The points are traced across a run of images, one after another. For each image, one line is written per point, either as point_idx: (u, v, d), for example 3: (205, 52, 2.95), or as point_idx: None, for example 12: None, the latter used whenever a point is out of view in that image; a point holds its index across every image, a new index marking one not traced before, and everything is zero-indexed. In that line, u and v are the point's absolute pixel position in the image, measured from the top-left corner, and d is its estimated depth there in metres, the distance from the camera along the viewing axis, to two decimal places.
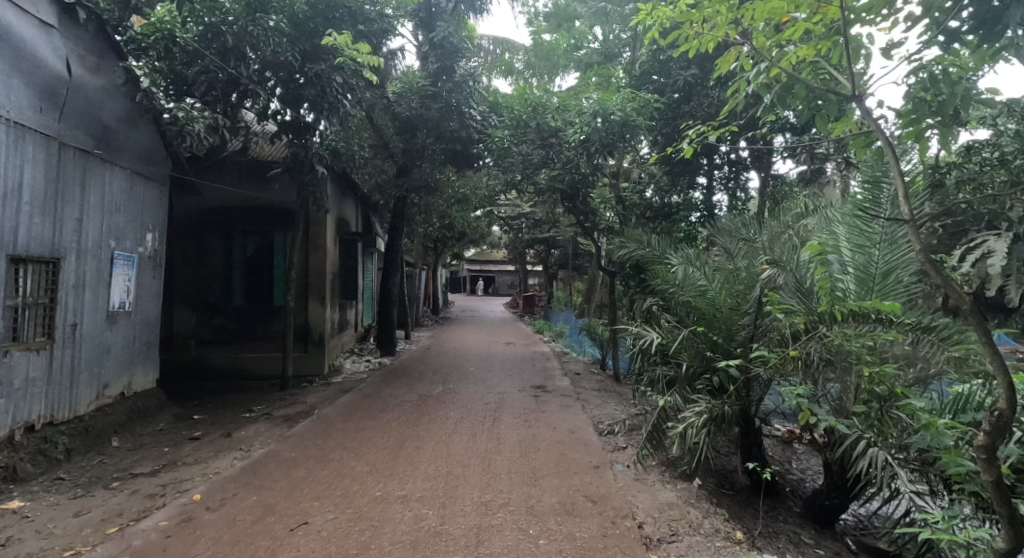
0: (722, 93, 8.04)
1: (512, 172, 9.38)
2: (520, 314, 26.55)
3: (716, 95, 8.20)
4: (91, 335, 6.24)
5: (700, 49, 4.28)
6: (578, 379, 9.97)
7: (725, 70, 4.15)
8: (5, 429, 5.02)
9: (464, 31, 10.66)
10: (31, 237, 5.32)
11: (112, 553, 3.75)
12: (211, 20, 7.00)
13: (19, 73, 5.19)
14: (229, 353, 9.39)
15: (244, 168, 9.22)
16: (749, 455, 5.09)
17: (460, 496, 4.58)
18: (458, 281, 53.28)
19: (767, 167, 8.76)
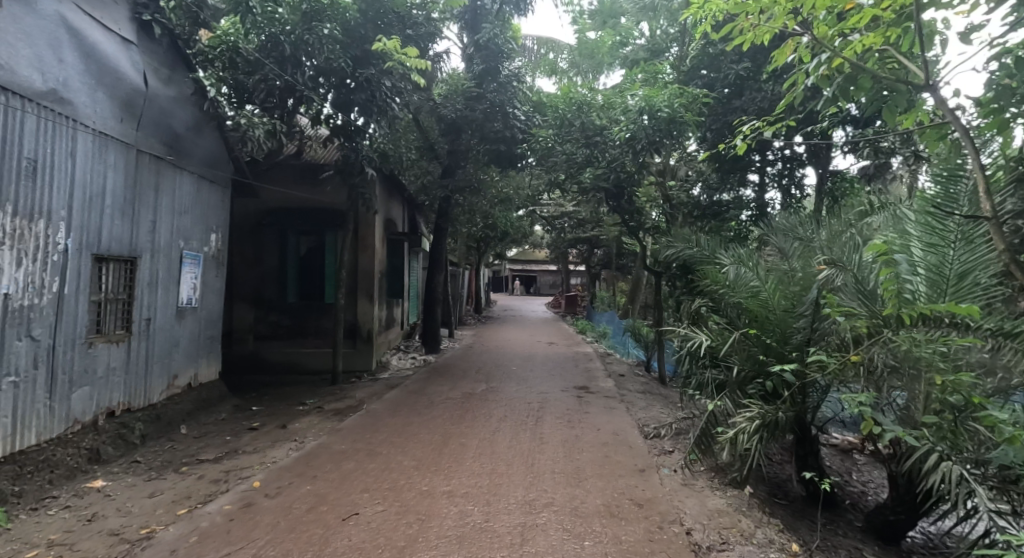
0: (777, 87, 7.71)
1: (556, 171, 9.31)
2: (562, 314, 26.34)
3: (769, 89, 7.86)
4: (163, 329, 6.52)
5: (755, 42, 4.11)
6: (622, 381, 9.80)
7: (782, 63, 3.97)
8: (90, 413, 5.29)
9: (509, 31, 10.65)
10: (112, 237, 5.59)
11: (183, 533, 3.89)
12: (271, 30, 7.30)
13: (103, 86, 5.46)
14: (283, 348, 9.66)
15: (298, 170, 9.51)
16: (805, 465, 4.89)
17: (505, 494, 4.55)
18: (499, 280, 53.46)
19: (824, 162, 8.36)
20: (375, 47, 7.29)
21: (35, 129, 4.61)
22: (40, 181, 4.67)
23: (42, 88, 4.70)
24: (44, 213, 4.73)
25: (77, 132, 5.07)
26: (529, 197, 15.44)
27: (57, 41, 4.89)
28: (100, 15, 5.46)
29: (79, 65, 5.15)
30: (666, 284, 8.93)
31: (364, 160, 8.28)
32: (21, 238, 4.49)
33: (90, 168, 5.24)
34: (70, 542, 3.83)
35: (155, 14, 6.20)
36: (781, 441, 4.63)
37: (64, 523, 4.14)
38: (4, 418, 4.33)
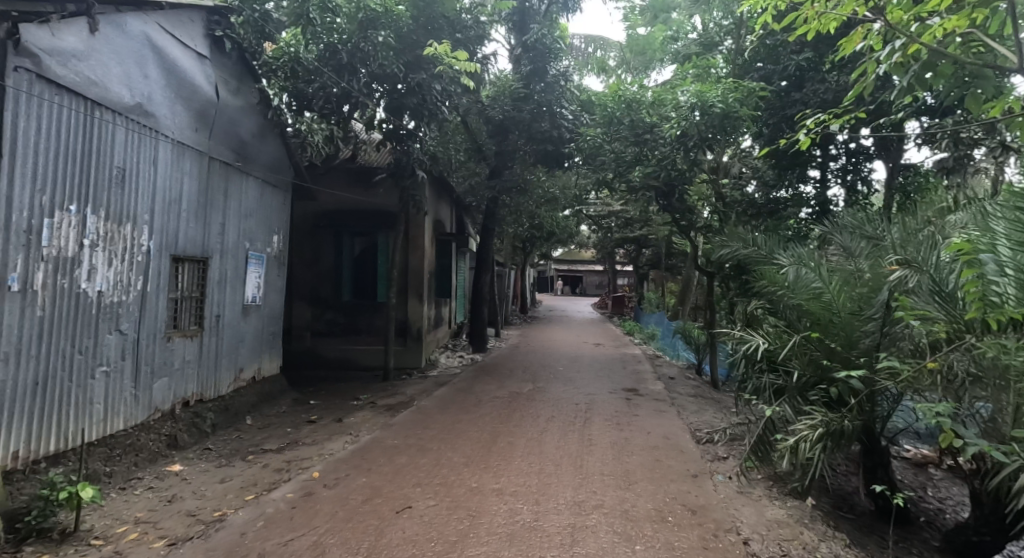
0: (844, 77, 7.27)
1: (605, 170, 9.17)
2: (609, 315, 25.97)
3: (835, 79, 7.45)
4: (231, 325, 6.78)
5: (821, 31, 3.91)
6: (672, 384, 9.55)
7: (850, 53, 3.76)
8: (167, 403, 5.55)
9: (557, 31, 10.57)
10: (188, 238, 5.83)
11: (251, 518, 4.01)
12: (328, 39, 7.52)
13: (181, 98, 5.70)
14: (338, 344, 9.90)
15: (352, 174, 9.71)
16: (873, 477, 4.63)
17: (554, 494, 4.49)
18: (545, 280, 53.44)
19: (895, 155, 7.96)
20: (425, 52, 7.36)
21: (124, 140, 4.81)
22: (128, 187, 4.87)
23: (131, 103, 4.92)
24: (131, 216, 4.93)
25: (159, 141, 5.29)
26: (575, 197, 15.36)
27: (143, 58, 5.12)
28: (179, 33, 5.70)
29: (162, 80, 5.40)
30: (718, 285, 8.63)
31: (415, 163, 8.46)
32: (111, 239, 4.68)
33: (169, 175, 5.46)
34: (154, 520, 3.99)
35: (225, 30, 6.46)
36: (847, 451, 4.38)
37: (148, 502, 4.33)
38: (97, 404, 4.57)
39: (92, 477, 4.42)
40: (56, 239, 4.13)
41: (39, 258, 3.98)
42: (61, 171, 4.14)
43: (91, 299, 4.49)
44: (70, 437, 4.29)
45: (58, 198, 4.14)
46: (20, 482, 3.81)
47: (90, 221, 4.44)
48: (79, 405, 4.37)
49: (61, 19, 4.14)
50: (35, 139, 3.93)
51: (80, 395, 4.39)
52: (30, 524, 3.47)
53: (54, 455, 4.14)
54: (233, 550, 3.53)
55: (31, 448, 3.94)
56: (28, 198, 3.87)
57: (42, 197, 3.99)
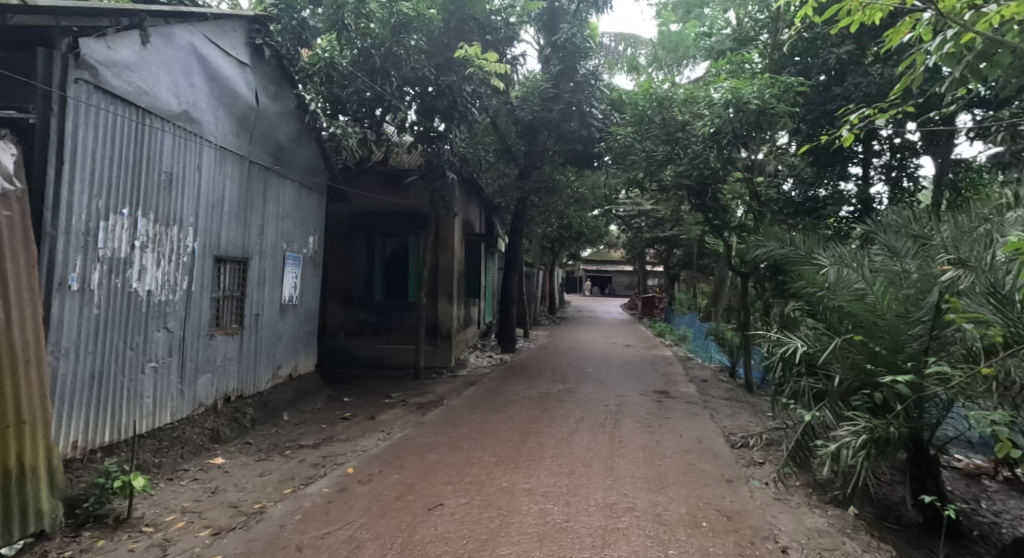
0: (891, 70, 7.02)
1: (636, 169, 9.05)
2: (638, 316, 25.68)
3: (880, 72, 7.19)
4: (269, 323, 6.92)
5: (865, 22, 3.75)
6: (705, 387, 9.38)
7: (896, 44, 3.62)
8: (210, 398, 5.71)
9: (587, 30, 10.46)
10: (230, 239, 5.97)
11: (289, 511, 4.08)
12: (363, 43, 7.56)
13: (223, 104, 5.84)
14: (371, 343, 10.02)
15: (385, 176, 9.84)
16: (921, 488, 4.46)
17: (585, 495, 4.44)
18: (574, 280, 53.23)
19: (945, 151, 7.68)
20: (456, 55, 7.43)
21: (172, 145, 4.95)
22: (175, 191, 5.01)
23: (178, 110, 5.05)
24: (178, 219, 5.07)
25: (203, 146, 5.43)
26: (604, 197, 15.26)
27: (189, 67, 5.27)
28: (222, 41, 5.84)
29: (206, 87, 5.54)
30: (754, 286, 8.42)
31: (445, 164, 8.48)
32: (159, 242, 4.83)
33: (212, 179, 5.60)
34: (198, 510, 4.10)
35: (265, 38, 6.59)
36: (893, 459, 4.22)
37: (192, 493, 4.44)
38: (146, 398, 4.72)
39: (142, 467, 4.56)
40: (110, 242, 4.26)
41: (95, 259, 4.11)
42: (116, 176, 4.27)
43: (142, 299, 4.63)
44: (123, 429, 4.44)
45: (113, 202, 4.27)
46: (78, 470, 3.95)
47: (140, 224, 4.57)
48: (130, 399, 4.51)
49: (116, 33, 4.22)
50: (93, 148, 4.03)
51: (132, 390, 4.54)
52: (89, 510, 3.60)
53: (109, 445, 4.29)
54: (272, 542, 3.59)
55: (88, 438, 4.08)
56: (86, 203, 4.00)
57: (98, 202, 4.11)
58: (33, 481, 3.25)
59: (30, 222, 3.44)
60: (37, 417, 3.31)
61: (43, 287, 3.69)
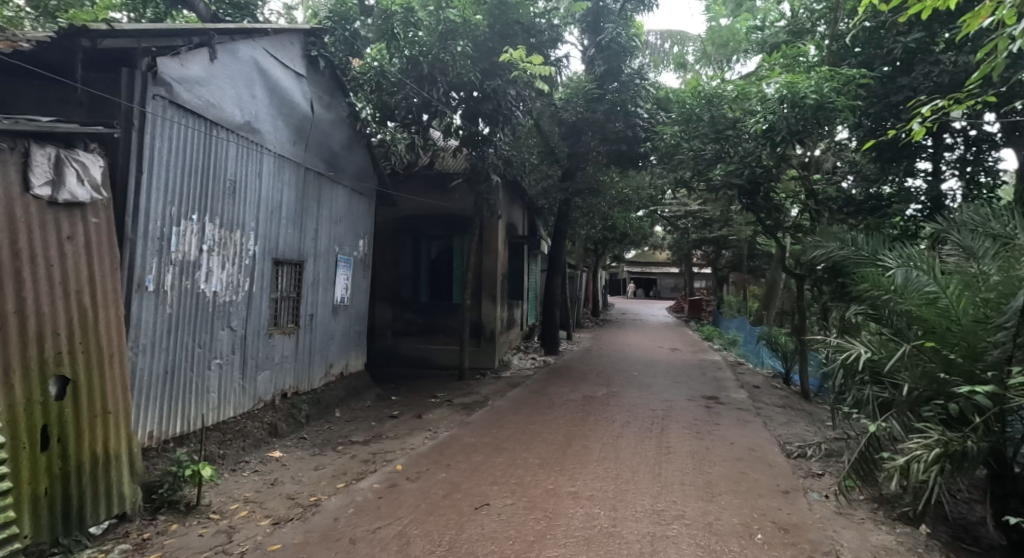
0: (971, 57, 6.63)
1: (683, 169, 8.94)
2: (685, 318, 25.25)
3: (955, 59, 6.83)
4: (323, 323, 7.21)
5: (940, 7, 3.60)
6: (757, 393, 9.18)
7: (975, 28, 3.46)
8: (269, 394, 6.01)
9: (633, 29, 10.39)
10: (287, 243, 6.26)
11: (343, 504, 4.26)
12: (410, 52, 7.78)
13: (281, 114, 6.13)
14: (417, 344, 10.25)
15: (430, 180, 10.07)
16: (1004, 508, 4.30)
17: (632, 501, 4.46)
18: (617, 282, 52.74)
19: None
20: (501, 58, 7.59)
21: (235, 155, 5.24)
22: (238, 198, 5.30)
23: (240, 121, 5.34)
24: (240, 224, 5.37)
25: (263, 155, 5.72)
26: (650, 197, 15.08)
27: (251, 80, 5.56)
28: (280, 55, 6.13)
29: (266, 99, 5.84)
30: (810, 288, 8.14)
31: (490, 167, 8.71)
32: (224, 246, 5.12)
33: (271, 185, 5.89)
34: (260, 500, 4.33)
35: (320, 50, 6.88)
36: (971, 476, 3.95)
37: (253, 484, 4.69)
38: (212, 393, 5.01)
39: (209, 458, 4.86)
40: (181, 245, 4.56)
41: (168, 262, 4.41)
42: (185, 185, 4.56)
43: (209, 299, 4.92)
44: (191, 421, 4.74)
45: (183, 209, 4.56)
46: (153, 458, 4.24)
47: (208, 229, 4.87)
48: (198, 393, 4.81)
49: (188, 51, 4.53)
50: (167, 159, 4.32)
51: (199, 385, 4.83)
52: (163, 495, 3.89)
53: (180, 436, 4.60)
54: (328, 534, 3.76)
55: (162, 429, 4.38)
56: (160, 210, 4.29)
57: (171, 208, 4.41)
58: (117, 467, 3.52)
59: (114, 227, 3.72)
60: (120, 408, 3.59)
61: (124, 288, 3.99)
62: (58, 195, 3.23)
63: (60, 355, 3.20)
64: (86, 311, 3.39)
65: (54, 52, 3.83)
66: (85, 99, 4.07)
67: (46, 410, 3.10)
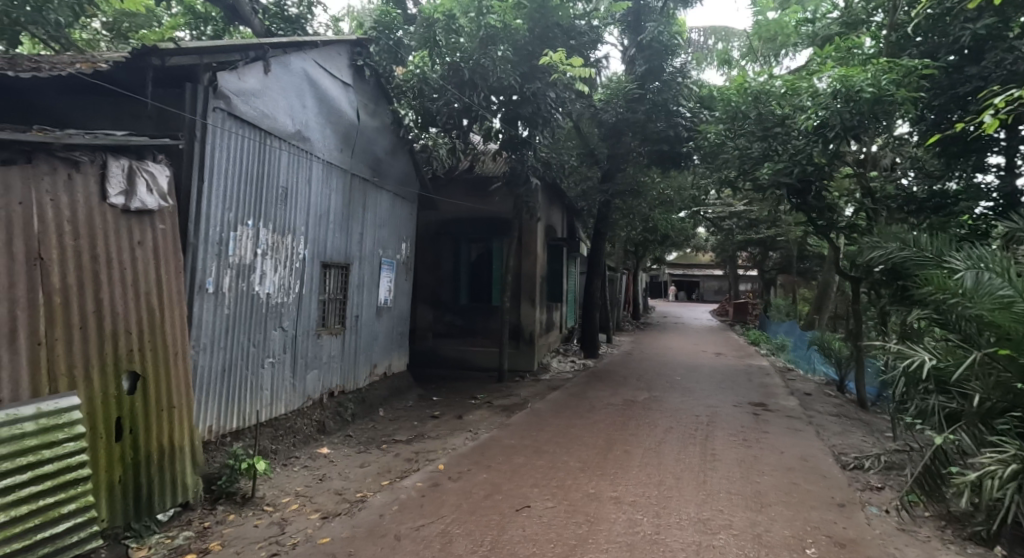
0: None
1: (728, 168, 8.76)
2: (730, 322, 24.75)
3: None
4: (367, 325, 7.42)
5: None
6: (809, 401, 8.94)
7: None
8: (317, 392, 6.23)
9: (675, 27, 10.28)
10: (335, 247, 6.49)
11: (387, 501, 4.40)
12: (451, 58, 7.91)
13: (330, 123, 6.37)
14: (456, 345, 10.40)
15: (470, 184, 10.21)
16: None
17: (676, 508, 4.40)
18: (659, 285, 52.13)
19: None
20: (542, 61, 7.71)
21: (287, 163, 5.48)
22: (290, 204, 5.54)
23: (292, 130, 5.57)
24: (292, 229, 5.60)
25: (313, 162, 5.96)
26: (692, 197, 14.86)
27: (302, 91, 5.80)
28: (328, 65, 6.36)
29: (316, 109, 6.08)
30: (866, 291, 7.89)
31: (528, 171, 8.78)
32: (276, 249, 5.35)
33: (320, 191, 6.12)
34: (310, 495, 4.52)
35: (366, 59, 7.12)
36: None
37: (304, 479, 4.89)
38: (266, 391, 5.25)
39: (262, 453, 5.09)
40: (238, 250, 4.80)
41: (226, 266, 4.65)
42: (242, 192, 4.80)
43: (263, 300, 5.16)
44: (246, 417, 4.97)
45: (240, 215, 4.80)
46: (212, 451, 4.48)
47: (261, 234, 5.10)
48: (252, 391, 5.04)
49: (244, 65, 4.77)
50: (225, 168, 4.56)
51: (254, 382, 5.07)
52: (221, 487, 4.11)
53: (236, 431, 4.84)
54: (374, 529, 3.90)
55: (220, 424, 4.62)
56: (220, 216, 4.53)
57: (229, 214, 4.65)
58: (181, 459, 3.74)
59: (178, 232, 3.96)
60: (184, 403, 3.81)
61: (186, 290, 4.24)
62: (130, 203, 3.47)
63: (131, 353, 3.43)
64: (154, 312, 3.61)
65: (126, 73, 4.11)
66: (153, 114, 4.33)
67: (120, 403, 3.33)
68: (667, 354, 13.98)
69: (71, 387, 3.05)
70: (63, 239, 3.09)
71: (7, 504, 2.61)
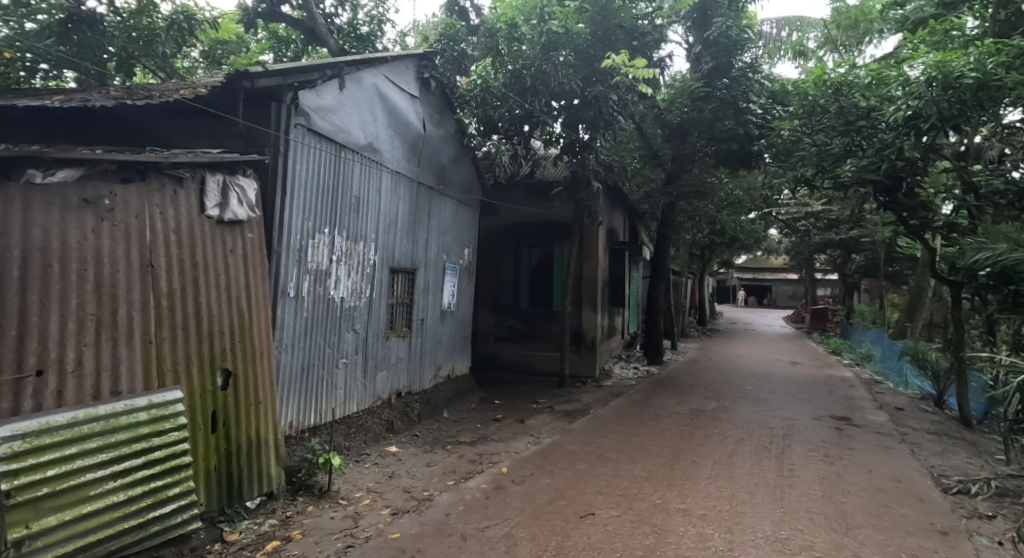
0: None
1: (804, 166, 8.35)
2: (809, 329, 23.56)
3: None
4: (432, 328, 7.65)
5: None
6: (901, 416, 8.38)
7: None
8: (386, 392, 6.50)
9: (745, 20, 9.93)
10: (402, 253, 6.75)
11: (453, 501, 4.55)
12: (514, 66, 8.10)
13: (398, 134, 6.64)
14: (517, 349, 10.51)
15: (530, 189, 10.32)
16: None
17: (750, 524, 4.27)
18: (729, 290, 50.42)
19: None
20: (604, 64, 7.68)
21: (359, 173, 5.77)
22: (362, 213, 5.83)
23: (364, 143, 5.87)
24: (363, 237, 5.88)
25: (383, 172, 6.24)
26: (764, 199, 14.29)
27: (373, 104, 6.09)
28: (397, 79, 6.64)
29: (385, 121, 6.36)
30: (969, 298, 7.25)
31: (590, 175, 8.70)
32: (350, 255, 5.64)
33: (389, 200, 6.39)
34: (381, 491, 4.74)
35: (431, 72, 7.36)
36: None
37: (376, 475, 5.13)
38: (340, 390, 5.53)
39: (336, 448, 5.38)
40: (316, 257, 5.10)
41: (306, 272, 4.96)
42: (319, 202, 5.10)
43: (337, 304, 5.45)
44: (322, 414, 5.27)
45: (317, 224, 5.10)
46: (292, 445, 4.78)
47: (336, 241, 5.40)
48: (328, 389, 5.34)
49: (322, 83, 5.09)
50: (305, 180, 4.87)
51: (329, 382, 5.37)
52: (301, 480, 4.38)
53: (313, 427, 5.14)
54: (441, 528, 4.05)
55: (299, 420, 4.92)
56: (300, 225, 4.85)
57: (308, 223, 4.96)
58: (267, 451, 4.03)
59: (264, 240, 4.27)
60: (270, 399, 4.10)
61: (271, 294, 4.57)
62: (224, 214, 3.79)
63: (225, 353, 3.74)
64: (244, 315, 3.92)
65: (220, 96, 4.49)
66: (243, 132, 4.69)
67: (215, 398, 3.63)
68: (736, 363, 13.47)
69: (176, 383, 3.37)
70: (170, 249, 3.43)
71: (125, 484, 2.95)
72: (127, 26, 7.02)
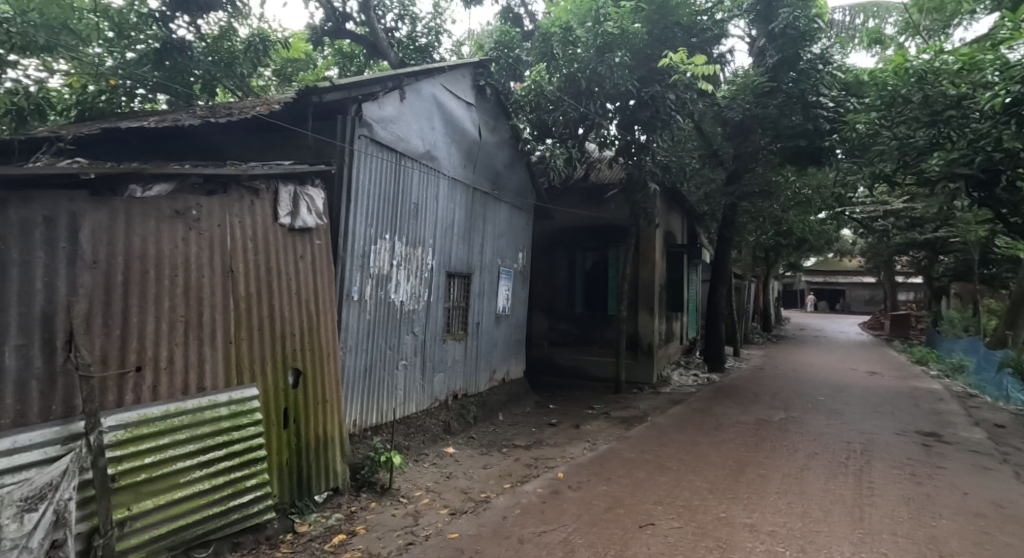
0: None
1: (883, 162, 7.97)
2: (891, 336, 22.34)
3: None
4: (487, 331, 7.76)
5: None
6: (1000, 434, 7.78)
7: None
8: (443, 394, 6.65)
9: (815, 9, 9.44)
10: (458, 258, 6.90)
11: (510, 504, 4.62)
12: (569, 69, 8.13)
13: (454, 141, 6.79)
14: (571, 353, 10.51)
15: (584, 194, 10.31)
16: None
17: (825, 544, 4.10)
18: (797, 294, 48.30)
19: None
20: (664, 63, 7.58)
21: (418, 180, 5.95)
22: (420, 219, 6.00)
23: (423, 151, 6.04)
24: (422, 242, 6.05)
25: (440, 179, 6.40)
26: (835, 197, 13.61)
27: (430, 113, 6.26)
28: (453, 88, 6.79)
29: (443, 129, 6.52)
30: None
31: (646, 176, 8.66)
32: (409, 260, 5.82)
33: (446, 206, 6.55)
34: (439, 491, 4.86)
35: (487, 79, 7.47)
36: None
37: (434, 475, 5.27)
38: (400, 390, 5.71)
39: (397, 448, 5.55)
40: (377, 262, 5.30)
41: (368, 276, 5.16)
42: (380, 209, 5.30)
43: (397, 307, 5.64)
44: (383, 414, 5.46)
45: (379, 230, 5.30)
46: (356, 443, 4.97)
47: (396, 246, 5.59)
48: (389, 389, 5.52)
49: (384, 94, 5.29)
50: (367, 189, 5.07)
51: (390, 382, 5.55)
52: (364, 476, 4.56)
53: (375, 426, 5.33)
54: (498, 530, 4.12)
55: (361, 419, 5.11)
56: (363, 231, 5.05)
57: (371, 229, 5.16)
58: (333, 447, 4.22)
59: (330, 247, 4.48)
60: (335, 397, 4.29)
61: (336, 297, 4.79)
62: (295, 221, 4.01)
63: (296, 352, 3.95)
64: (313, 317, 4.13)
65: (290, 110, 4.75)
66: (312, 145, 4.93)
67: (287, 395, 3.84)
68: (806, 371, 12.92)
69: (252, 380, 3.60)
70: (247, 254, 3.66)
71: (210, 473, 3.16)
72: (209, 51, 7.57)
